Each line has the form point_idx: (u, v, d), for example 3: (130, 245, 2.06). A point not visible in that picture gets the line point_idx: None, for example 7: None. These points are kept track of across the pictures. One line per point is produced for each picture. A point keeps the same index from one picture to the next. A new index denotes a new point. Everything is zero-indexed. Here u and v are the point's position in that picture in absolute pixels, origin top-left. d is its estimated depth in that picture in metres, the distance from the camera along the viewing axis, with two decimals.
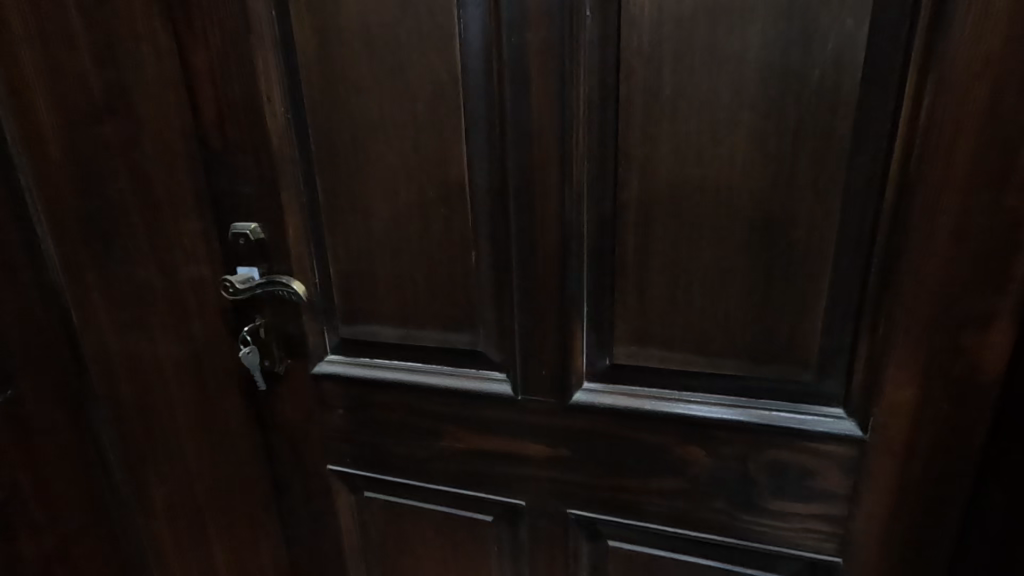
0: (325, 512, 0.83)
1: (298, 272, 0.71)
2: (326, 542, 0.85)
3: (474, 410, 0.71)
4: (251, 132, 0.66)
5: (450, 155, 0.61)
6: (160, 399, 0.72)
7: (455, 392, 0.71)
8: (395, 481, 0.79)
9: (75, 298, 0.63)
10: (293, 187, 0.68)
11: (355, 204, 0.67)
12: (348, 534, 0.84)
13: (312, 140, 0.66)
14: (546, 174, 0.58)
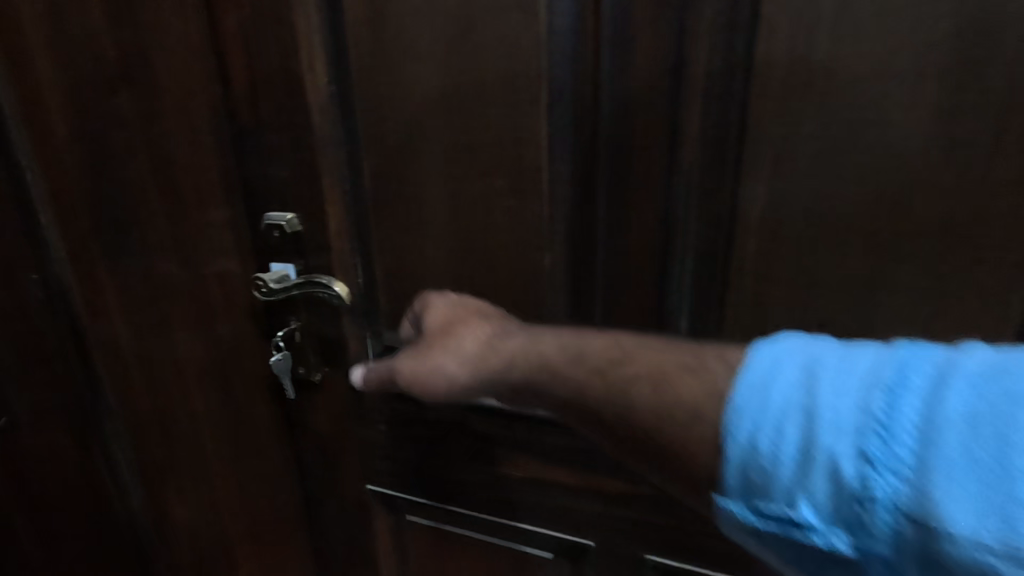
0: (362, 537, 0.74)
1: (339, 270, 0.61)
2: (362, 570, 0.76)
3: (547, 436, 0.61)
4: (287, 105, 0.56)
5: (525, 135, 0.51)
6: (184, 392, 0.69)
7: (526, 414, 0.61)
8: (445, 507, 0.70)
9: (94, 279, 0.66)
10: (337, 171, 0.58)
11: (408, 194, 0.57)
12: (387, 561, 0.75)
13: (359, 117, 0.56)
14: (648, 161, 0.48)
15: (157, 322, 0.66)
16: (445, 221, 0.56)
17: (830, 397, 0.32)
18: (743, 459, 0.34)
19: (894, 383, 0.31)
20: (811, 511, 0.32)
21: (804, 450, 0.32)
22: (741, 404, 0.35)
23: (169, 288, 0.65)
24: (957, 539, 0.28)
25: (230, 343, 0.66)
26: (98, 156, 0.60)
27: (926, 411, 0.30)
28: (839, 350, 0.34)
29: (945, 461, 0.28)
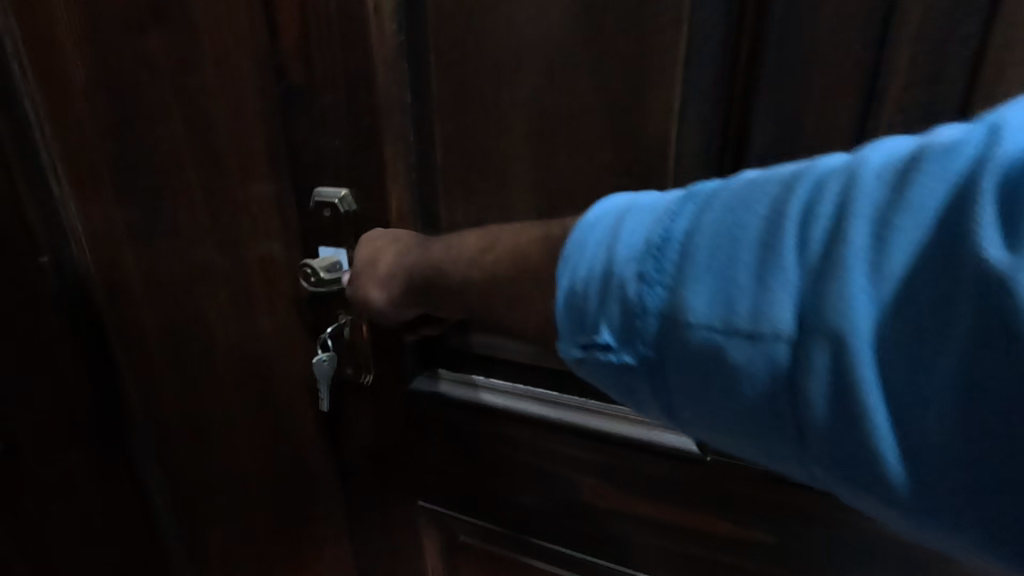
0: (410, 558, 0.66)
1: None
2: None
3: (642, 465, 0.51)
4: (345, 57, 0.46)
5: (647, 98, 0.40)
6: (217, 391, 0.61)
7: (613, 438, 0.50)
8: (510, 534, 0.61)
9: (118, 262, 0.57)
10: (402, 140, 0.47)
11: (489, 170, 0.47)
12: None
13: (435, 76, 0.46)
14: (819, 133, 0.36)
15: (189, 312, 0.58)
16: (532, 206, 0.46)
17: (630, 227, 0.27)
18: (562, 298, 0.28)
19: (687, 195, 0.26)
20: (609, 336, 0.27)
21: (607, 281, 0.27)
22: (583, 237, 0.29)
23: (204, 273, 0.56)
24: (766, 346, 0.22)
25: (271, 338, 0.58)
26: (123, 115, 0.51)
27: (734, 209, 0.24)
28: (655, 194, 0.29)
29: (700, 268, 0.24)
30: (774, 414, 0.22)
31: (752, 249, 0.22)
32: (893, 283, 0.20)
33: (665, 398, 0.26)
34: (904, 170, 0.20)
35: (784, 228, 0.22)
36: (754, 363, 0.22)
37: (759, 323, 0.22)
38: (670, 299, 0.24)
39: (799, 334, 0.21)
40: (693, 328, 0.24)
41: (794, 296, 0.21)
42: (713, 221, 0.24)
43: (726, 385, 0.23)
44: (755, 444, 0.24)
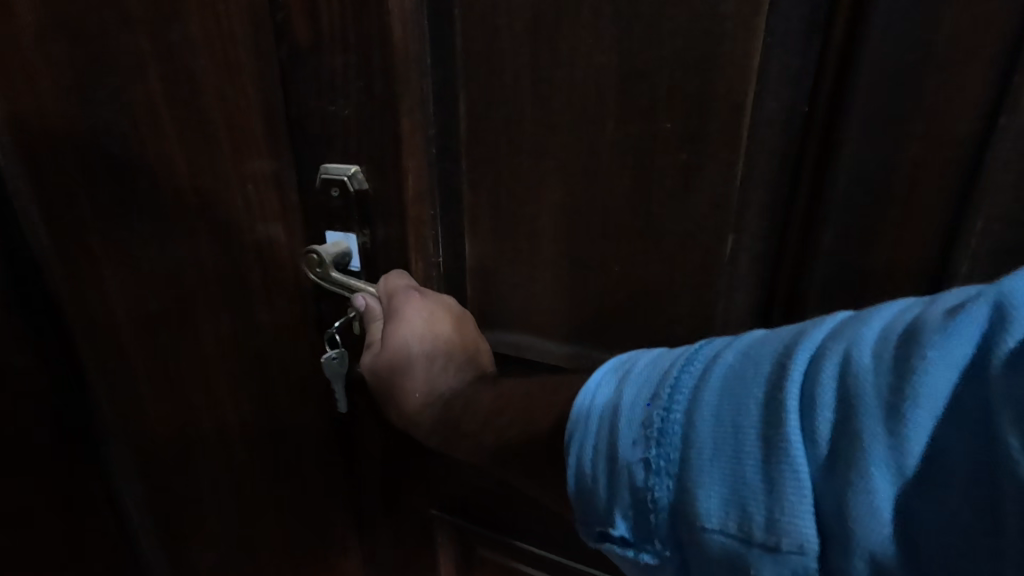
0: (423, 570, 0.61)
1: (416, 245, 0.45)
2: None
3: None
4: (356, 8, 0.39)
5: (718, 52, 0.33)
6: (216, 387, 0.56)
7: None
8: (512, 548, 0.56)
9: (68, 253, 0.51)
10: (421, 108, 0.41)
11: (522, 144, 0.40)
12: None
13: (462, 31, 0.39)
14: (935, 98, 0.29)
15: (181, 300, 0.52)
16: (570, 187, 0.40)
17: (627, 406, 0.26)
18: (574, 484, 0.28)
19: (684, 364, 0.25)
20: (624, 525, 0.26)
21: (612, 466, 0.26)
22: (583, 412, 0.28)
23: (200, 257, 0.51)
24: (787, 560, 0.21)
25: (273, 331, 0.53)
26: (101, 76, 0.45)
27: (729, 400, 0.23)
28: (647, 356, 0.28)
29: (705, 467, 0.23)
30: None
31: (755, 456, 0.22)
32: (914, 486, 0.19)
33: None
34: (899, 366, 0.20)
35: (784, 435, 0.21)
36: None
37: (773, 541, 0.21)
38: (677, 499, 0.24)
39: (816, 552, 0.21)
40: (703, 534, 0.23)
41: (807, 515, 0.21)
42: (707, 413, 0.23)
43: None
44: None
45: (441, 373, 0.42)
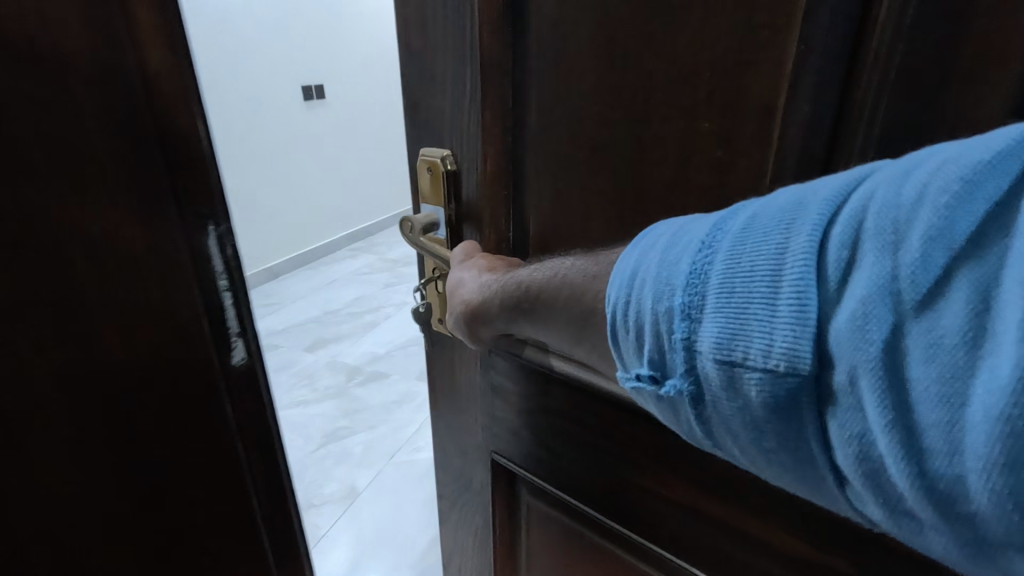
0: (481, 502, 0.71)
1: (491, 218, 0.54)
2: (477, 531, 0.74)
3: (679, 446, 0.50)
4: (457, 23, 0.48)
5: (755, 61, 0.36)
6: None
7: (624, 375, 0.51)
8: (547, 493, 0.63)
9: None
10: (500, 103, 0.49)
11: (582, 134, 0.46)
12: (500, 534, 0.71)
13: (537, 38, 0.46)
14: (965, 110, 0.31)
15: None
16: (617, 179, 0.45)
17: (666, 260, 0.34)
18: (611, 321, 0.37)
19: (719, 226, 0.33)
20: (651, 362, 0.35)
21: (649, 309, 0.34)
22: (627, 264, 0.37)
23: None
24: (777, 369, 0.28)
25: None
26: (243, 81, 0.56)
27: (756, 248, 0.30)
28: (691, 224, 0.36)
29: (722, 300, 0.31)
30: (778, 423, 0.29)
31: (766, 285, 0.29)
32: (909, 300, 0.24)
33: (697, 412, 0.33)
34: (912, 203, 0.25)
35: (798, 267, 0.28)
36: (761, 384, 0.29)
37: (765, 355, 0.29)
38: (698, 331, 0.32)
39: (801, 361, 0.28)
40: (713, 356, 0.31)
41: (802, 328, 0.28)
42: (727, 262, 0.31)
43: (751, 398, 0.30)
44: (768, 450, 0.30)
45: (487, 273, 0.51)
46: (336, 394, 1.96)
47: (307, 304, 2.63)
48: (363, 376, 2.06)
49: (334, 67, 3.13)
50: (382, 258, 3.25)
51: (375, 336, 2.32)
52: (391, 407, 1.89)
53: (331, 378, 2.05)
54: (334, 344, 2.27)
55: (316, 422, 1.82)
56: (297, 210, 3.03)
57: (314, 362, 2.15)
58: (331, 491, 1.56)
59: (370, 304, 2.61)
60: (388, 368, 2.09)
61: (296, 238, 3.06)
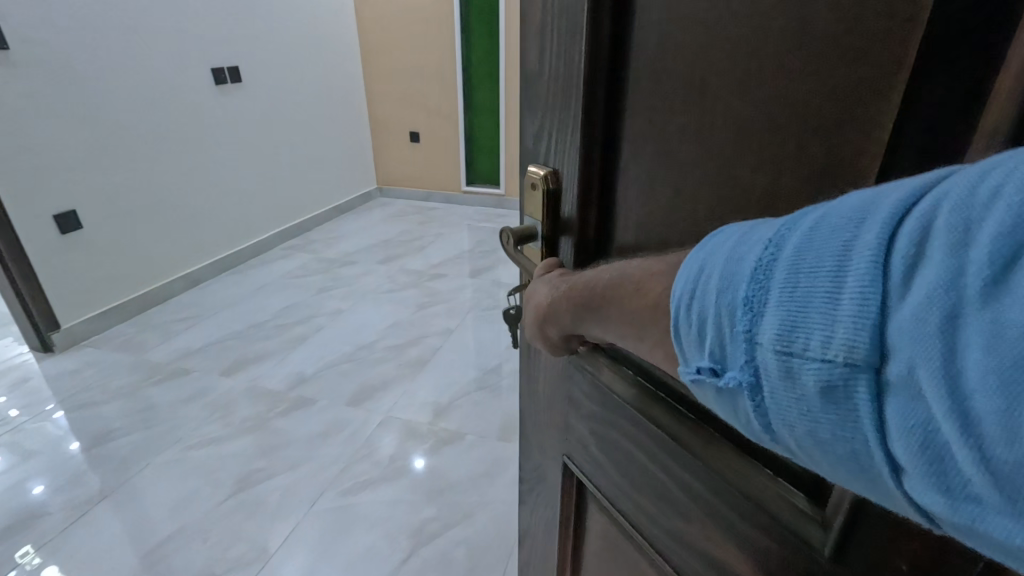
0: (553, 495, 0.77)
1: (577, 234, 0.55)
2: (547, 520, 0.80)
3: (715, 492, 0.49)
4: (565, 54, 0.49)
5: (856, 113, 0.33)
6: None
7: (671, 393, 0.54)
8: (606, 506, 0.66)
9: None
10: (592, 134, 0.50)
11: (669, 167, 0.46)
12: (565, 529, 0.76)
13: (635, 69, 0.46)
14: None
15: None
16: (701, 214, 0.44)
17: (727, 259, 0.34)
18: (673, 314, 0.38)
19: (788, 225, 0.32)
20: (713, 357, 0.34)
21: (709, 303, 0.34)
22: (689, 264, 0.37)
23: None
24: (835, 361, 0.27)
25: None
26: None
27: (820, 247, 0.29)
28: (759, 227, 0.35)
29: (782, 293, 0.30)
30: (833, 416, 0.28)
31: (828, 284, 0.28)
32: (974, 293, 0.23)
33: (755, 402, 0.32)
34: (988, 194, 0.23)
35: (861, 265, 0.27)
36: (817, 374, 0.28)
37: (824, 347, 0.28)
38: (759, 321, 0.31)
39: (859, 353, 0.27)
40: (773, 345, 0.30)
41: (861, 322, 0.27)
42: (792, 256, 0.30)
43: (806, 388, 0.29)
44: (824, 444, 0.29)
45: (557, 275, 0.56)
46: (254, 427, 2.23)
47: (230, 315, 3.02)
48: (283, 406, 2.35)
49: (257, 60, 3.35)
50: (320, 258, 3.67)
51: (298, 358, 2.69)
52: (315, 441, 2.14)
53: (250, 409, 2.34)
54: (250, 367, 2.63)
55: (231, 465, 2.04)
56: (213, 211, 3.26)
57: (221, 393, 2.45)
58: (241, 553, 1.69)
59: (295, 313, 3.07)
60: (314, 395, 2.42)
61: (209, 243, 3.28)
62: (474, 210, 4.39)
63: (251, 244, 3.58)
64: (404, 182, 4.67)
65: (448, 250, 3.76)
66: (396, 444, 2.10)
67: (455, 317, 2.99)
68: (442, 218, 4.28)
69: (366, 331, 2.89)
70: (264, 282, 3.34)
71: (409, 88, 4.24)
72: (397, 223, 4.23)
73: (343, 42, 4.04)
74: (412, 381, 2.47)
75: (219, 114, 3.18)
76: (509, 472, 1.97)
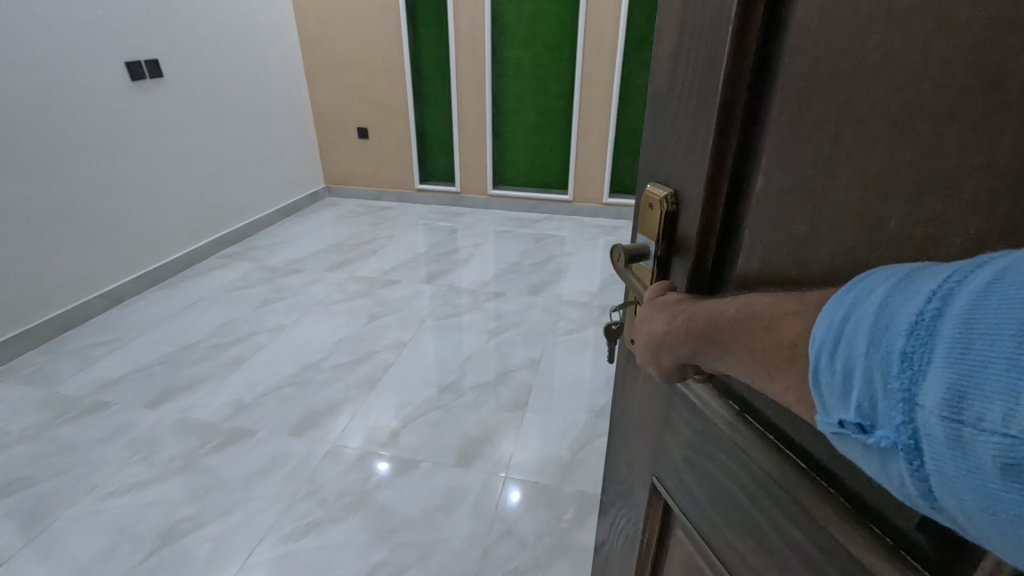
0: (637, 511, 0.78)
1: (694, 261, 0.52)
2: (630, 534, 0.81)
3: (820, 549, 0.47)
4: (705, 71, 0.47)
5: None
6: None
7: (777, 435, 0.53)
8: (689, 531, 0.66)
9: None
10: (723, 156, 0.48)
11: (808, 194, 0.44)
12: (648, 546, 0.76)
13: (780, 92, 0.44)
14: None
15: None
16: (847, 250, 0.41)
17: (885, 310, 0.32)
18: (815, 358, 0.36)
19: (955, 274, 0.30)
20: (861, 412, 0.33)
21: (862, 357, 0.33)
22: (837, 311, 0.35)
23: None
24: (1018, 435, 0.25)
25: None
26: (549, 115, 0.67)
27: (1001, 306, 0.26)
28: (920, 271, 0.33)
29: (951, 356, 0.28)
30: (1013, 497, 0.25)
31: (1011, 351, 0.25)
32: None
33: (914, 464, 0.30)
34: None
35: None
36: (996, 449, 0.26)
37: (1007, 420, 0.25)
38: (921, 382, 0.29)
39: None
40: (939, 411, 0.28)
41: None
42: (964, 312, 0.28)
43: (975, 458, 0.27)
44: (1003, 525, 0.26)
45: (674, 301, 0.53)
46: (183, 468, 2.01)
47: (158, 335, 2.73)
48: (218, 439, 2.14)
49: (182, 51, 3.04)
50: (262, 266, 3.40)
51: (236, 382, 2.46)
52: (253, 479, 1.96)
53: (179, 447, 2.10)
54: (180, 398, 2.36)
55: (155, 515, 1.82)
56: (139, 220, 2.92)
57: (148, 427, 2.19)
58: None
59: (233, 334, 2.79)
60: (252, 425, 2.21)
61: (135, 255, 2.96)
62: (424, 211, 4.24)
63: (184, 254, 3.25)
64: (354, 182, 4.46)
65: (400, 254, 3.62)
66: (345, 473, 1.98)
67: (408, 328, 2.86)
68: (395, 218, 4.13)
69: (310, 349, 2.69)
70: (194, 298, 3.03)
71: (353, 81, 4.03)
72: (344, 224, 4.03)
73: (281, 32, 3.77)
74: (363, 402, 2.33)
75: (138, 112, 2.84)
76: (467, 502, 1.85)
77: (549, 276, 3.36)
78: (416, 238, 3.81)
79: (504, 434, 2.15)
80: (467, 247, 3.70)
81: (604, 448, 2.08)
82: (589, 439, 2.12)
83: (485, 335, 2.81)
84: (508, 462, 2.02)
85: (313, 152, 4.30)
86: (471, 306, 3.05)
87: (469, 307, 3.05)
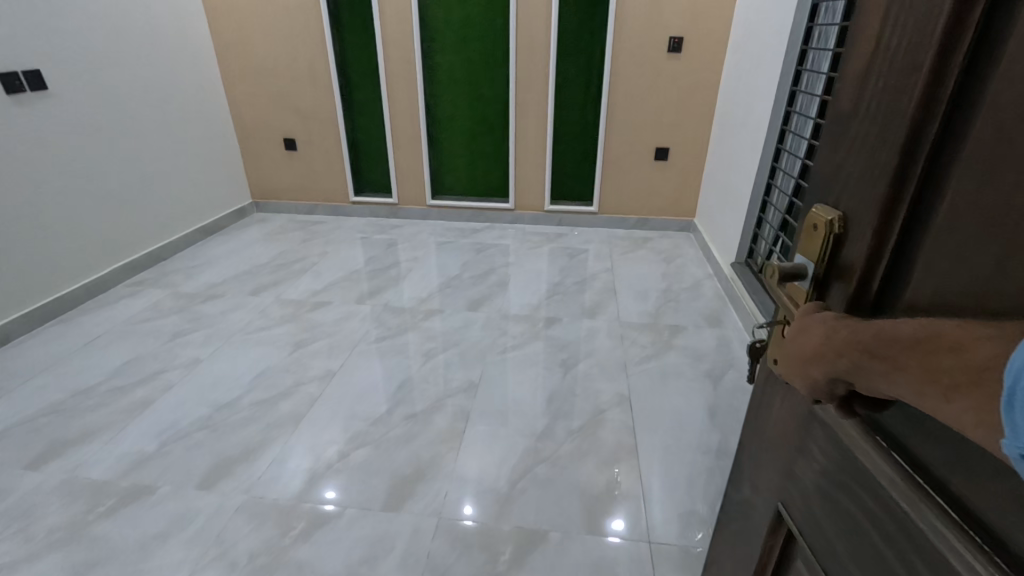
0: (755, 535, 0.75)
1: (860, 285, 0.50)
2: (747, 561, 0.77)
3: None
4: (896, 96, 0.45)
5: None
6: None
7: (932, 481, 0.46)
8: (812, 563, 0.62)
9: None
10: (902, 183, 0.46)
11: (994, 220, 0.39)
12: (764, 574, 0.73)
13: (977, 115, 0.40)
14: None
15: None
16: None
17: None
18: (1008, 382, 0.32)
19: None
20: None
21: None
22: None
23: None
24: None
25: None
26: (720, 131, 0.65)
27: None
28: None
29: None
30: None
31: None
32: None
33: None
34: None
35: None
36: None
37: None
38: None
39: None
40: None
41: None
42: None
43: None
44: None
45: (831, 319, 0.50)
46: (66, 540, 1.69)
47: (49, 379, 2.32)
48: (113, 499, 1.83)
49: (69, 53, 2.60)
50: (176, 292, 3.00)
51: (140, 427, 2.12)
52: (153, 545, 1.68)
53: (64, 513, 1.77)
54: (70, 452, 1.99)
55: None
56: (20, 250, 2.46)
57: (25, 493, 1.83)
58: None
59: (141, 372, 2.41)
60: (156, 480, 1.90)
61: (19, 291, 2.49)
62: (359, 224, 3.99)
63: (87, 282, 2.83)
64: (283, 195, 4.10)
65: (335, 271, 3.37)
66: (259, 532, 1.74)
67: (338, 355, 2.62)
68: (327, 233, 3.84)
69: (229, 383, 2.38)
70: (97, 334, 2.61)
71: (276, 87, 3.69)
72: (272, 241, 3.69)
73: (189, 31, 3.37)
74: (288, 440, 2.10)
75: (16, 132, 2.39)
76: (395, 552, 1.69)
77: (491, 289, 3.26)
78: (353, 253, 3.57)
79: (438, 470, 1.99)
80: (405, 262, 3.51)
81: (545, 475, 1.97)
82: (530, 466, 2.01)
83: (423, 356, 2.64)
84: (444, 499, 1.87)
85: (235, 162, 3.92)
86: (411, 325, 2.88)
87: (403, 328, 2.85)
